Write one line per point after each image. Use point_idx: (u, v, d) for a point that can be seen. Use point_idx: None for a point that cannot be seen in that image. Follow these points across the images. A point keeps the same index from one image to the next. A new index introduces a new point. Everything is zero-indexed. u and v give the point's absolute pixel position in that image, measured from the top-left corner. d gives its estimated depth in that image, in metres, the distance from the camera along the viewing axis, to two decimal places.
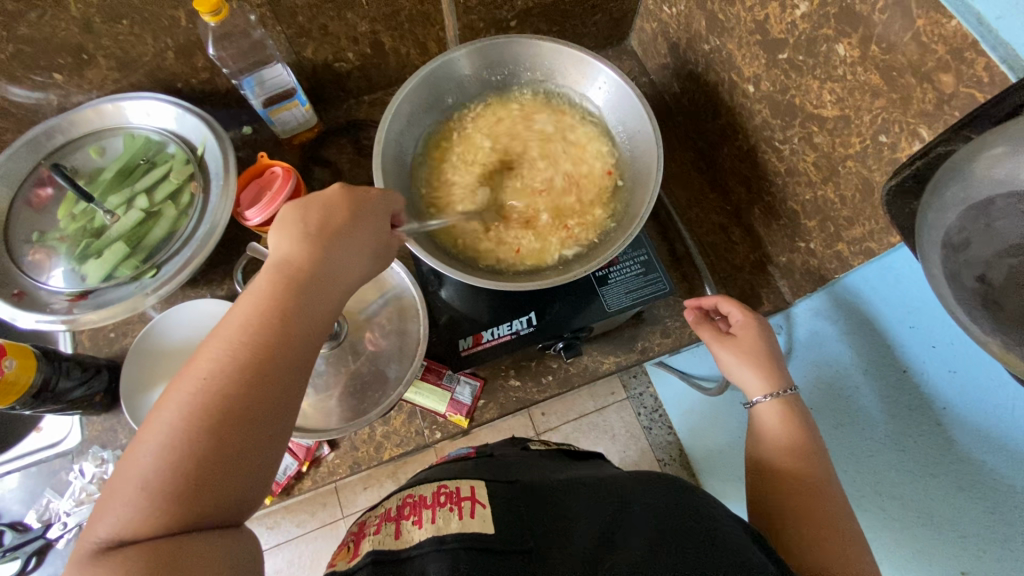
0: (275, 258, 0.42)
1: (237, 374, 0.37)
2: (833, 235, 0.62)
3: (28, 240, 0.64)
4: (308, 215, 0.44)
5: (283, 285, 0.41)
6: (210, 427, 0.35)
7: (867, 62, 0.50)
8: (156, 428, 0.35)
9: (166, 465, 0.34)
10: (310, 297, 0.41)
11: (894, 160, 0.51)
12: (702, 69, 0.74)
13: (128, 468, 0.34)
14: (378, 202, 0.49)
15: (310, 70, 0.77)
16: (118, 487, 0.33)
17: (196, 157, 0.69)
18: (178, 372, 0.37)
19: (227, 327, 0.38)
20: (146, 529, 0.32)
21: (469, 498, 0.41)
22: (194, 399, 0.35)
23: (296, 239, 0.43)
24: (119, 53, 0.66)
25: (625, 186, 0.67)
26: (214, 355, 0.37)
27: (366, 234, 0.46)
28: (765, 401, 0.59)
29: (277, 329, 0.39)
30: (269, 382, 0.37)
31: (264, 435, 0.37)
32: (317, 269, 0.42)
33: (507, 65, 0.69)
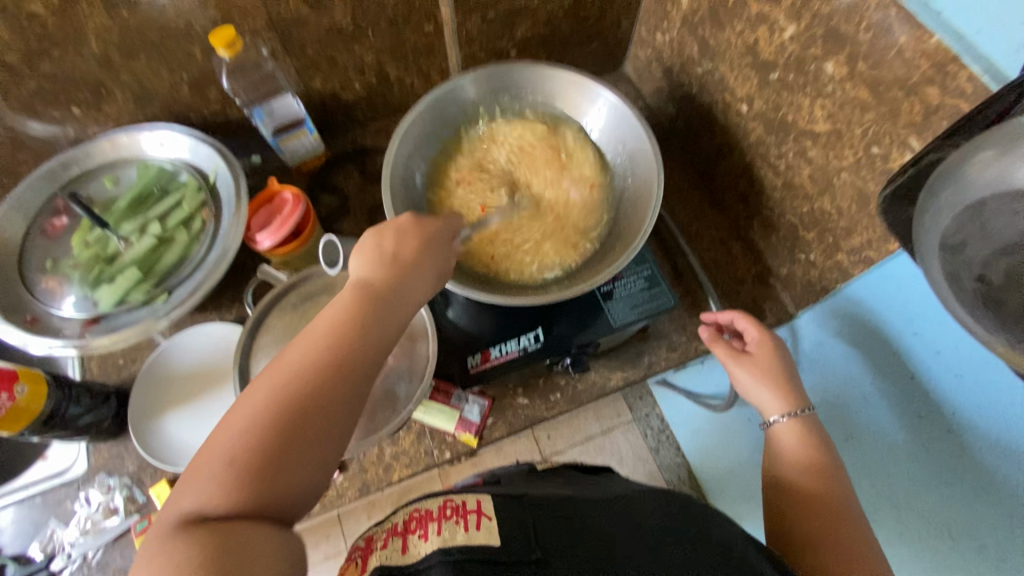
0: (359, 276, 0.45)
1: (315, 376, 0.39)
2: (832, 245, 0.63)
3: (41, 268, 0.65)
4: (386, 234, 0.48)
5: (362, 300, 0.43)
6: (286, 424, 0.37)
7: (854, 78, 0.52)
8: (239, 415, 0.38)
9: (245, 451, 0.36)
10: (384, 310, 0.44)
11: (886, 170, 0.53)
12: (696, 92, 0.77)
13: (212, 449, 0.37)
14: (445, 226, 0.52)
15: (318, 101, 0.80)
16: (203, 464, 0.36)
17: (209, 185, 0.71)
18: (264, 369, 0.40)
19: (309, 332, 0.41)
20: (221, 511, 0.34)
21: (475, 511, 0.40)
22: (274, 394, 0.38)
23: (373, 262, 0.46)
24: (135, 88, 0.68)
25: (627, 201, 0.68)
26: (297, 354, 0.40)
27: (436, 258, 0.49)
28: (782, 422, 0.59)
29: (355, 340, 0.41)
30: (344, 388, 0.40)
31: (326, 439, 0.38)
32: (395, 288, 0.45)
33: (510, 90, 0.71)
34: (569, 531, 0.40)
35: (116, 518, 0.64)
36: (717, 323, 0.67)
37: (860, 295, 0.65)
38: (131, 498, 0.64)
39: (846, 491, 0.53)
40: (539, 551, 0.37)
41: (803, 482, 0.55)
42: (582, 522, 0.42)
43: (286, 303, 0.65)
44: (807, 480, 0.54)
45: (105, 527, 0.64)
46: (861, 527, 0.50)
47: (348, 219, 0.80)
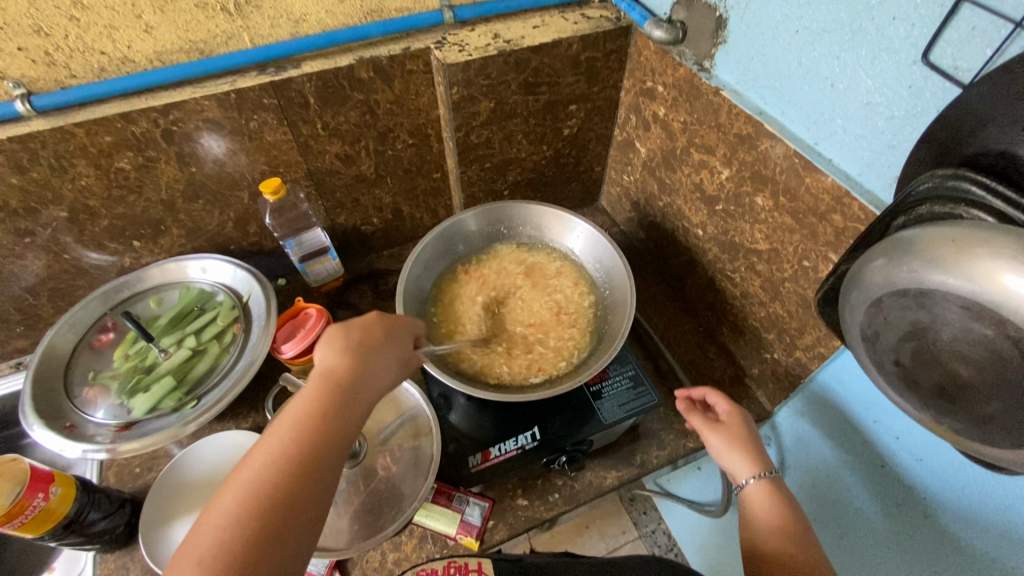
0: (322, 366, 0.49)
1: (286, 469, 0.43)
2: (790, 344, 0.72)
3: (85, 379, 0.73)
4: (350, 328, 0.52)
5: (327, 392, 0.48)
6: (256, 518, 0.41)
7: (779, 208, 0.66)
8: (215, 514, 0.41)
9: (220, 546, 0.39)
10: (348, 399, 0.48)
11: (818, 279, 0.64)
12: (660, 220, 0.92)
13: (188, 547, 0.40)
14: (404, 323, 0.58)
15: (341, 232, 0.94)
16: (180, 562, 0.39)
17: (241, 303, 0.81)
18: (236, 465, 0.44)
19: (279, 426, 0.46)
20: None
21: (476, 569, 0.47)
22: (246, 490, 0.42)
23: (340, 351, 0.50)
24: (189, 224, 0.81)
25: (606, 311, 0.78)
26: (266, 453, 0.44)
27: (394, 348, 0.54)
28: (752, 482, 0.64)
29: (320, 433, 0.46)
30: (310, 479, 0.44)
31: (299, 527, 0.42)
32: (358, 378, 0.49)
33: (506, 223, 0.85)
34: None
35: None
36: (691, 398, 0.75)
37: (822, 390, 0.72)
38: None
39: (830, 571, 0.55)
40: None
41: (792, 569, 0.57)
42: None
43: None
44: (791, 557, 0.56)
45: None
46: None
47: None
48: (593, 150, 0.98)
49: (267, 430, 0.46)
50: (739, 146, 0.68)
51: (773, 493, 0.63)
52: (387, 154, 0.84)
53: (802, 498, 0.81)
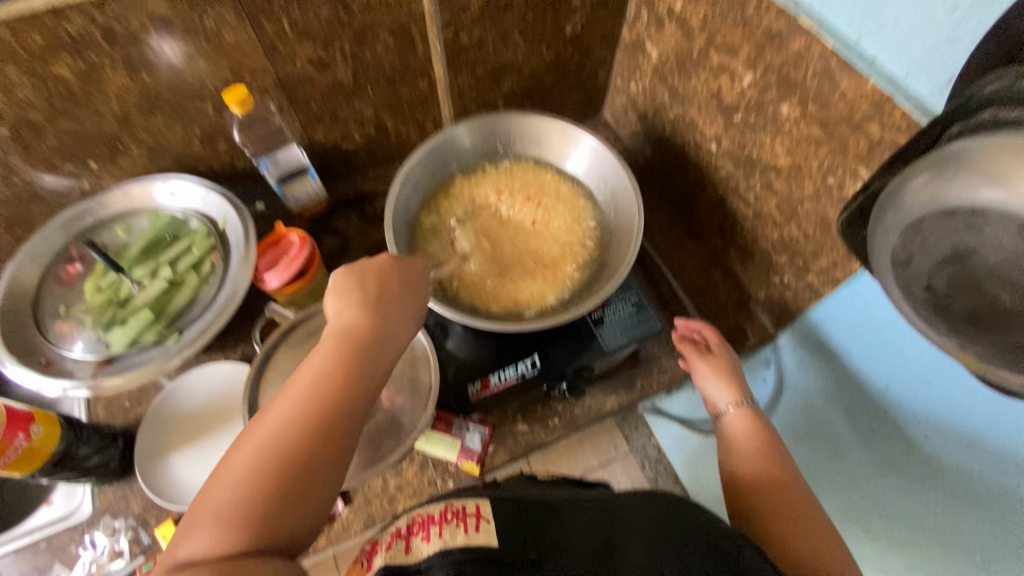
0: (337, 323, 0.48)
1: (304, 423, 0.41)
2: (802, 267, 0.69)
3: (56, 313, 0.68)
4: (362, 279, 0.50)
5: (340, 349, 0.45)
6: (273, 474, 0.39)
7: (807, 118, 0.59)
8: (231, 468, 0.40)
9: (235, 501, 0.38)
10: (366, 352, 0.46)
11: (843, 197, 0.59)
12: (669, 134, 0.84)
13: (205, 499, 0.39)
14: (418, 267, 0.55)
15: (321, 150, 0.86)
16: (197, 514, 0.38)
17: (217, 230, 0.75)
18: (254, 417, 0.43)
19: (298, 377, 0.44)
20: (216, 555, 0.36)
21: (475, 513, 0.40)
22: (264, 443, 0.40)
23: (355, 309, 0.48)
24: (150, 142, 0.73)
25: (609, 235, 0.74)
26: (282, 408, 0.42)
27: (411, 303, 0.52)
28: (732, 411, 0.66)
29: (337, 389, 0.43)
30: (327, 437, 0.42)
31: (316, 485, 0.40)
32: (374, 335, 0.47)
33: (501, 138, 0.78)
34: (560, 529, 0.41)
35: (121, 561, 0.63)
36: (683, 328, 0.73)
37: (831, 313, 0.69)
38: (136, 540, 0.64)
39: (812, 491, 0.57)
40: (539, 550, 0.39)
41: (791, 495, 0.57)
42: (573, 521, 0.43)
43: (294, 339, 0.68)
44: (779, 482, 0.58)
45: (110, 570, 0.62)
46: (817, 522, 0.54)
47: (349, 259, 0.84)
48: (597, 54, 0.88)
49: (287, 381, 0.44)
50: (767, 45, 0.60)
51: (754, 422, 0.64)
52: (366, 59, 0.74)
53: (797, 419, 0.83)
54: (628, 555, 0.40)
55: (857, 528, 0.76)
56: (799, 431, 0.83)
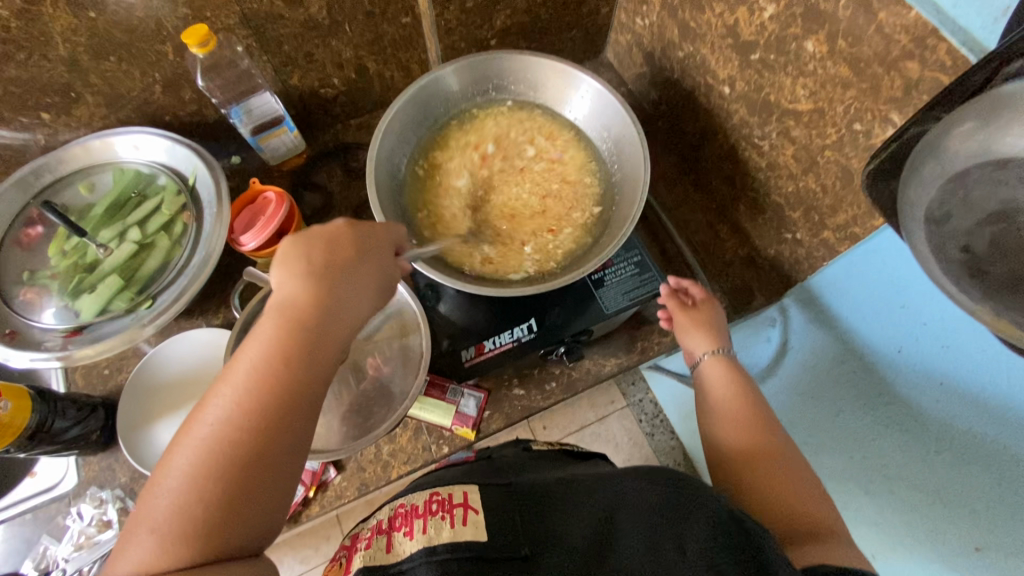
0: (276, 299, 0.42)
1: (245, 421, 0.38)
2: (818, 224, 0.64)
3: (19, 279, 0.63)
4: (308, 248, 0.44)
5: (282, 332, 0.40)
6: (215, 478, 0.36)
7: (835, 55, 0.53)
8: (170, 471, 0.36)
9: (175, 510, 0.35)
10: (313, 335, 0.41)
11: (869, 146, 0.53)
12: (678, 76, 0.77)
13: (144, 508, 0.36)
14: (382, 232, 0.49)
15: (297, 98, 0.79)
16: (137, 524, 0.35)
17: (188, 188, 0.69)
18: (188, 415, 0.39)
19: (236, 368, 0.39)
20: (157, 570, 0.33)
21: (461, 504, 0.42)
22: (202, 446, 0.37)
23: (296, 280, 0.42)
24: (106, 90, 0.66)
25: (612, 189, 0.69)
26: (220, 403, 0.38)
27: (370, 275, 0.45)
28: (706, 359, 0.63)
29: (283, 378, 0.39)
30: (275, 432, 0.38)
31: (268, 483, 0.38)
32: (321, 314, 0.42)
33: (493, 79, 0.71)
34: (550, 519, 0.43)
35: (110, 531, 0.63)
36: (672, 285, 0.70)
37: (847, 268, 0.66)
38: (125, 510, 0.63)
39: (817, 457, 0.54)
40: (529, 542, 0.40)
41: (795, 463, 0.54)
42: (562, 509, 0.44)
43: None
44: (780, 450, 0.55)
45: (99, 540, 0.62)
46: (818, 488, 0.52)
47: (333, 217, 0.79)
48: None
49: (223, 373, 0.39)
50: None
51: (728, 370, 0.62)
52: None
53: (802, 377, 0.80)
54: (622, 542, 0.40)
55: (857, 487, 0.74)
56: (800, 390, 0.81)
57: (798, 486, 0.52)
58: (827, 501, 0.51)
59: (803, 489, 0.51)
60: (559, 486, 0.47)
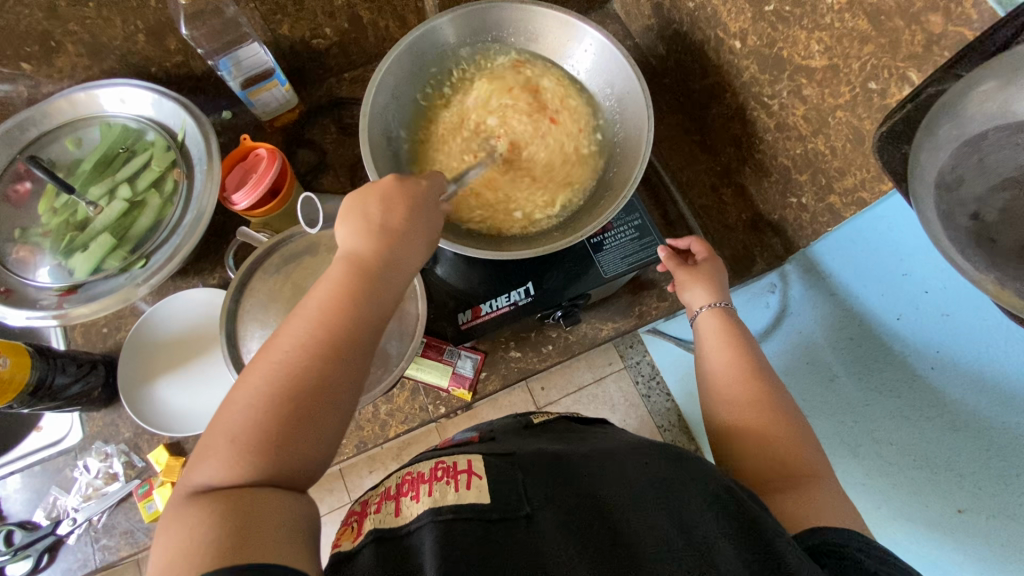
0: (347, 248, 0.43)
1: (314, 354, 0.38)
2: (825, 187, 0.62)
3: (11, 237, 0.63)
4: (372, 200, 0.44)
5: (353, 276, 0.41)
6: (288, 403, 0.37)
7: (855, 7, 0.50)
8: (243, 391, 0.37)
9: (249, 428, 0.36)
10: (380, 284, 0.42)
11: (884, 106, 0.51)
12: (687, 29, 0.73)
13: (220, 424, 0.37)
14: (428, 188, 0.47)
15: (288, 49, 0.75)
16: (212, 438, 0.36)
17: (177, 143, 0.67)
18: (263, 344, 0.40)
19: (306, 306, 0.40)
20: (231, 481, 0.35)
21: (466, 471, 0.43)
22: (274, 371, 0.38)
23: (364, 231, 0.43)
24: (87, 38, 0.63)
25: (613, 149, 0.66)
26: (293, 333, 0.39)
27: (422, 227, 0.45)
28: (705, 312, 0.63)
29: (350, 315, 0.40)
30: (339, 366, 0.39)
31: (328, 414, 0.38)
32: (386, 262, 0.43)
33: (491, 30, 0.67)
34: (555, 483, 0.44)
35: (117, 483, 0.65)
36: (675, 247, 0.69)
37: (850, 234, 0.66)
38: (130, 463, 0.65)
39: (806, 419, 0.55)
40: (527, 500, 0.42)
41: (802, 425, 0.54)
42: (566, 479, 0.45)
43: (271, 266, 0.63)
44: (782, 412, 0.55)
45: (106, 492, 0.64)
46: (809, 447, 0.52)
47: (328, 175, 0.77)
48: None
49: (294, 309, 0.40)
50: None
51: (726, 323, 0.61)
52: None
53: (797, 347, 0.80)
54: (622, 517, 0.41)
55: (845, 450, 0.75)
56: (798, 357, 0.80)
57: (787, 447, 0.52)
58: (823, 464, 0.51)
59: (791, 451, 0.52)
60: (562, 456, 0.48)
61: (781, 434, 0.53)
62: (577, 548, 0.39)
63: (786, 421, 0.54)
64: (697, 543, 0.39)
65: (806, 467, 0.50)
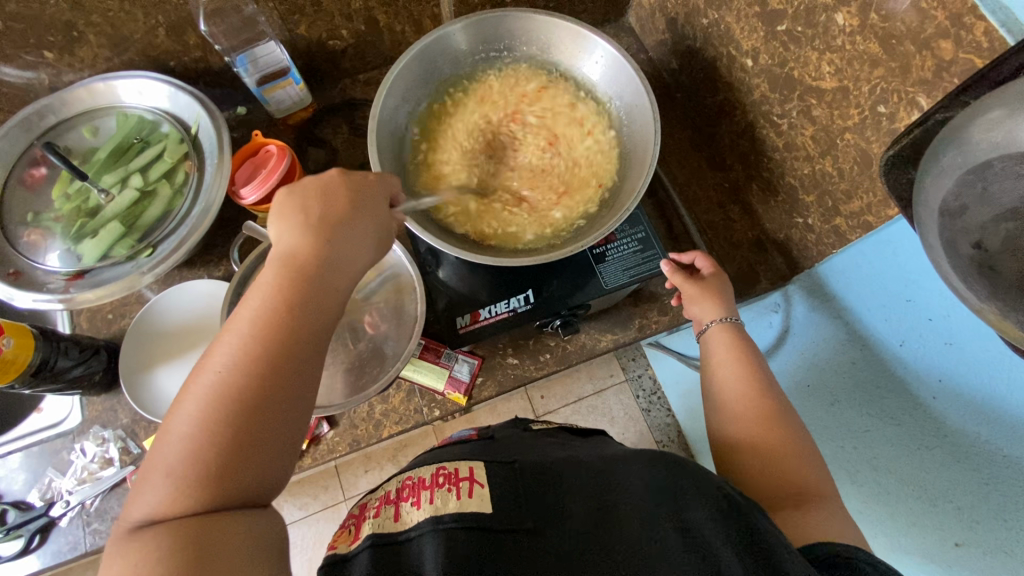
0: (278, 253, 0.41)
1: (251, 370, 0.37)
2: (831, 209, 0.62)
3: (23, 221, 0.64)
4: (308, 200, 0.43)
5: (286, 281, 0.40)
6: (229, 423, 0.35)
7: (866, 30, 0.50)
8: (178, 418, 0.36)
9: (188, 459, 0.34)
10: (316, 285, 0.41)
11: (892, 130, 0.51)
12: (700, 45, 0.74)
13: (155, 454, 0.35)
14: (380, 180, 0.48)
15: (304, 49, 0.77)
16: (149, 470, 0.35)
17: (190, 136, 0.68)
18: (196, 364, 0.38)
19: (240, 321, 0.38)
20: (175, 514, 0.33)
21: (467, 479, 0.43)
22: (210, 392, 0.36)
23: (299, 230, 0.42)
24: (110, 30, 0.64)
25: (619, 161, 0.67)
26: (227, 350, 0.37)
27: (368, 219, 0.45)
28: (712, 327, 0.62)
29: (289, 324, 0.39)
30: (279, 377, 0.38)
31: (278, 426, 0.37)
32: (326, 264, 0.42)
33: (504, 40, 0.68)
34: (556, 498, 0.44)
35: (112, 468, 0.65)
36: (681, 262, 0.68)
37: (853, 259, 0.66)
38: (126, 449, 0.66)
39: (806, 440, 0.54)
40: (532, 514, 0.41)
41: (803, 446, 0.53)
42: (565, 489, 0.45)
43: None
44: (783, 432, 0.54)
45: (101, 476, 0.65)
46: (808, 468, 0.51)
47: None
48: None
49: (227, 323, 0.39)
50: None
51: (734, 339, 0.61)
52: None
53: (800, 367, 0.79)
54: (619, 528, 0.41)
55: (844, 477, 0.74)
56: (801, 381, 0.79)
57: (786, 467, 0.51)
58: (825, 484, 0.50)
59: (788, 471, 0.51)
60: (562, 463, 0.48)
61: (778, 453, 0.52)
62: (579, 556, 0.39)
63: (786, 441, 0.53)
64: (699, 552, 0.39)
65: (804, 488, 0.49)
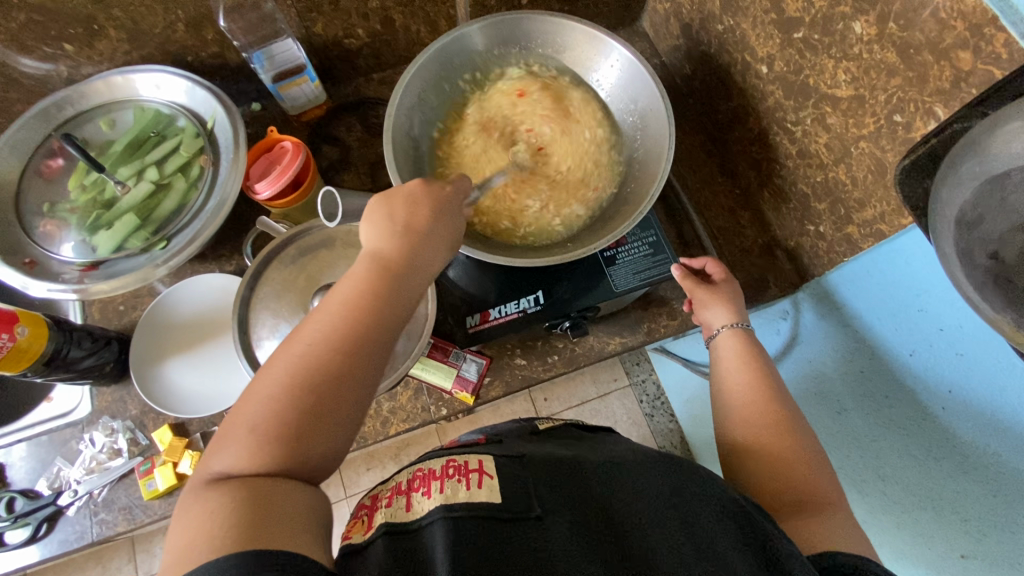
0: (370, 250, 0.44)
1: (337, 348, 0.38)
2: (843, 218, 0.62)
3: (39, 210, 0.65)
4: (395, 203, 0.46)
5: (378, 273, 0.42)
6: (310, 395, 0.37)
7: (884, 39, 0.50)
8: (265, 382, 0.38)
9: (269, 421, 0.36)
10: (403, 283, 0.43)
11: (908, 140, 0.51)
12: (715, 51, 0.74)
13: (240, 413, 0.37)
14: (454, 193, 0.50)
15: (320, 46, 0.77)
16: (231, 427, 0.37)
17: (206, 131, 0.69)
18: (289, 335, 0.40)
19: (331, 302, 0.41)
20: (251, 470, 0.35)
21: (477, 470, 0.43)
22: (297, 364, 0.38)
23: (386, 230, 0.44)
24: (129, 24, 0.65)
25: (632, 164, 0.67)
26: (318, 326, 0.39)
27: (446, 227, 0.47)
28: (723, 332, 0.62)
29: (372, 312, 0.41)
30: (359, 358, 0.39)
31: (348, 405, 0.38)
32: (410, 265, 0.44)
33: (520, 41, 0.68)
34: (565, 494, 0.43)
35: (121, 459, 0.66)
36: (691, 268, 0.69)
37: (858, 271, 0.66)
38: (135, 440, 0.67)
39: (815, 447, 0.54)
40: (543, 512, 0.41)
41: (813, 453, 0.53)
42: (571, 485, 0.45)
43: (287, 257, 0.63)
44: (791, 439, 0.54)
45: (109, 467, 0.65)
46: (818, 474, 0.51)
47: (350, 172, 0.79)
48: None
49: (319, 302, 0.41)
50: None
51: (745, 345, 0.61)
52: None
53: (807, 375, 0.79)
54: (627, 527, 0.41)
55: (849, 485, 0.74)
56: (808, 387, 0.79)
57: (795, 474, 0.51)
58: (834, 491, 0.50)
59: (798, 478, 0.51)
60: (570, 461, 0.48)
61: (787, 460, 0.52)
62: (590, 551, 0.39)
63: (798, 448, 0.53)
64: (707, 555, 0.39)
65: (814, 495, 0.49)
